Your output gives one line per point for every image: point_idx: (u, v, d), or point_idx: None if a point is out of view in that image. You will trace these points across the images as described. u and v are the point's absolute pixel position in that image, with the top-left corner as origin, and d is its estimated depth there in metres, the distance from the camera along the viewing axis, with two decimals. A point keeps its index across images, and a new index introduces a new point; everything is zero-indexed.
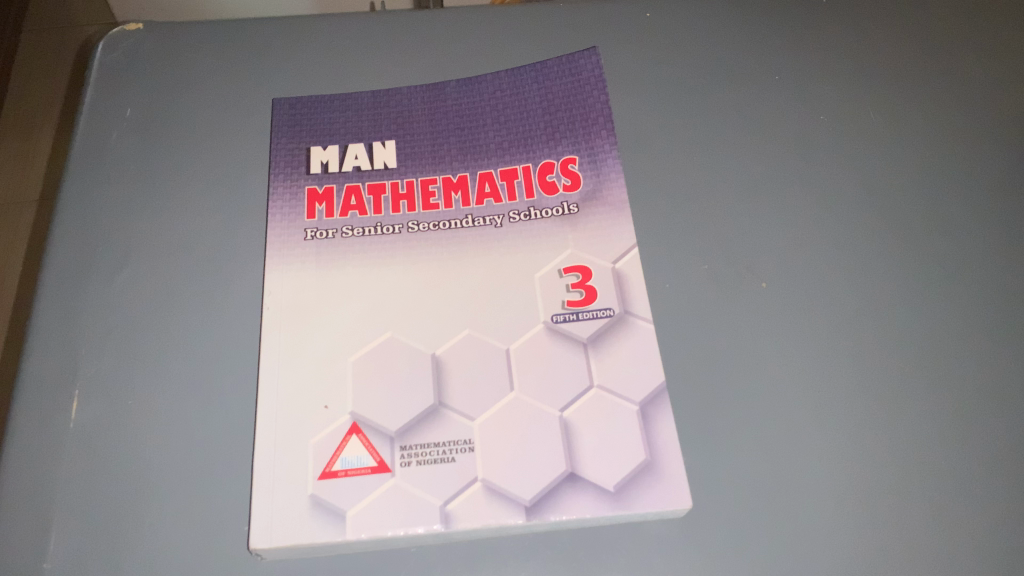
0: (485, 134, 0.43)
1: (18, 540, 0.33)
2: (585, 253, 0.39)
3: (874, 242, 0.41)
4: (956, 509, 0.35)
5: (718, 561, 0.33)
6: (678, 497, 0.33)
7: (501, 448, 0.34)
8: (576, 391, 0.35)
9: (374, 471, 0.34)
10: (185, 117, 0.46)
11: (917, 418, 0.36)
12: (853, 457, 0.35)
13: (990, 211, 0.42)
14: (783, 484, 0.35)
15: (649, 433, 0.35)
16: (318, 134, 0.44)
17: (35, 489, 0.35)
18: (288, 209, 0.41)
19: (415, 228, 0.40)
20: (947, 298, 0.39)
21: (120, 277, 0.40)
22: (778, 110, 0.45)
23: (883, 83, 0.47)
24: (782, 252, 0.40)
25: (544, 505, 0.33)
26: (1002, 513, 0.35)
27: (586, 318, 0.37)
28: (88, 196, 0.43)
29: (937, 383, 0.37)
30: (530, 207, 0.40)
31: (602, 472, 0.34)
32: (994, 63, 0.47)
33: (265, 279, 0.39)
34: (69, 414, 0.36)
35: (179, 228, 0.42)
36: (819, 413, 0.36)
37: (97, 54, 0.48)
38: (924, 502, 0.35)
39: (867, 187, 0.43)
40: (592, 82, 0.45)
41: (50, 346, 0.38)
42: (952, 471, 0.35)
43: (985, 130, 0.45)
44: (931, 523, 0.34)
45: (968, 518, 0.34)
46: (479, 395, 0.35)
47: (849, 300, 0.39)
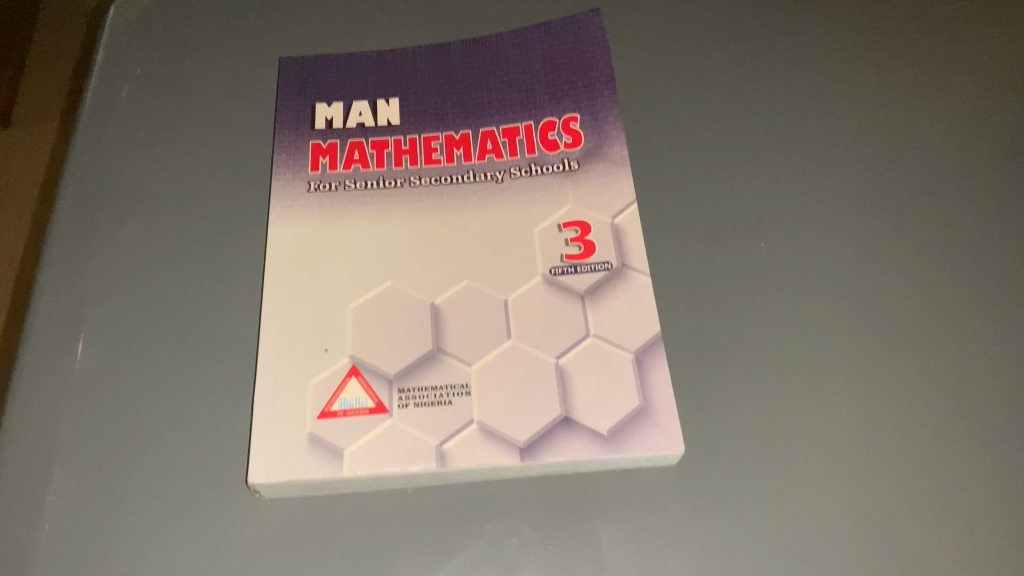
0: (488, 92, 0.43)
1: (23, 475, 0.34)
2: (584, 208, 0.39)
3: (876, 200, 0.41)
4: (953, 459, 0.34)
5: (707, 507, 0.33)
6: (671, 442, 0.33)
7: (497, 392, 0.34)
8: (572, 339, 0.36)
9: (372, 412, 0.34)
10: (191, 75, 0.46)
11: (919, 369, 0.36)
12: (849, 407, 0.35)
13: (996, 169, 0.42)
14: (774, 434, 0.35)
15: (643, 380, 0.35)
16: (323, 90, 0.44)
17: (41, 427, 0.35)
18: (292, 162, 0.42)
19: (417, 182, 0.41)
20: (949, 254, 0.39)
21: (125, 228, 0.41)
22: (780, 76, 0.45)
23: (888, 45, 0.46)
24: (781, 213, 0.41)
25: (538, 446, 0.33)
26: (1000, 463, 0.34)
27: (585, 270, 0.38)
28: (98, 152, 0.44)
29: (940, 335, 0.37)
30: (531, 163, 0.41)
31: (596, 416, 0.34)
32: (1005, 21, 0.47)
33: (269, 229, 0.40)
34: (75, 357, 0.37)
35: (185, 182, 0.42)
36: (814, 365, 0.36)
37: (109, 16, 0.48)
38: (923, 451, 0.34)
39: (870, 146, 0.43)
40: (595, 42, 0.45)
41: (59, 294, 0.39)
42: (955, 420, 0.35)
43: (994, 89, 0.44)
44: (932, 471, 0.34)
45: (971, 467, 0.34)
46: (476, 341, 0.36)
47: (847, 258, 0.39)
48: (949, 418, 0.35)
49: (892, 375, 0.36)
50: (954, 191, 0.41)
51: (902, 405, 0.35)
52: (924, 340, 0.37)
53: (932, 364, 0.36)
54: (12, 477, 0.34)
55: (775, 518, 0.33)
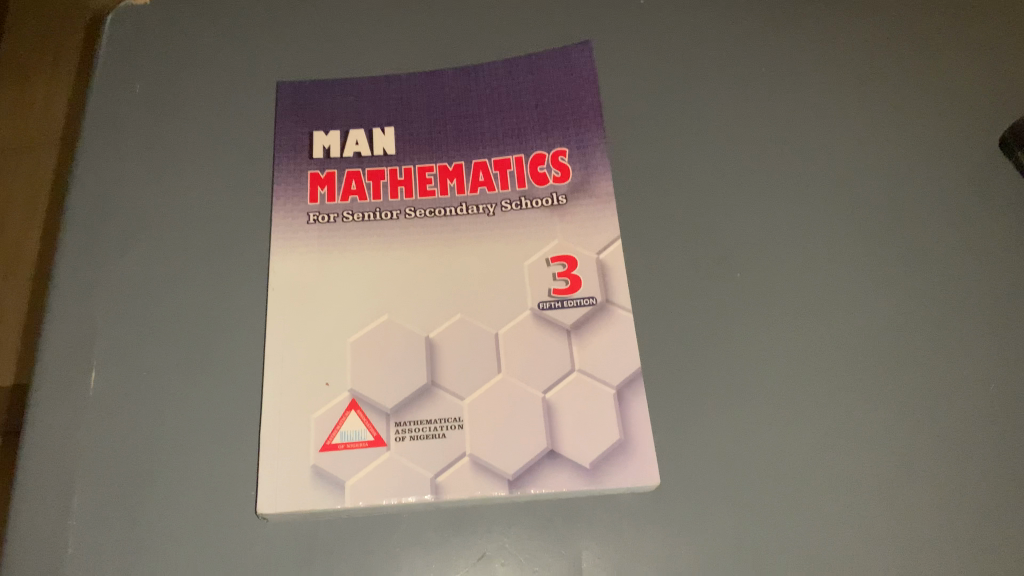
0: (480, 123, 0.45)
1: (43, 498, 0.36)
2: (571, 243, 0.41)
3: (851, 230, 0.43)
4: (913, 487, 0.37)
5: (686, 532, 0.35)
6: (647, 475, 0.36)
7: (488, 425, 0.37)
8: (558, 374, 0.38)
9: (371, 445, 0.37)
10: (191, 94, 0.47)
11: (887, 397, 0.38)
12: (821, 434, 0.38)
13: (963, 203, 0.44)
14: (749, 462, 0.37)
15: (624, 415, 0.38)
16: (320, 118, 0.46)
17: (57, 451, 0.37)
18: (292, 192, 0.43)
19: (412, 214, 0.43)
20: (918, 287, 0.41)
21: (132, 251, 0.42)
22: (763, 103, 0.46)
23: (869, 72, 0.48)
24: (759, 243, 0.42)
25: (526, 479, 0.36)
26: (956, 491, 0.37)
27: (571, 305, 0.40)
28: (100, 173, 0.45)
29: (908, 364, 0.39)
30: (522, 197, 0.43)
31: (579, 450, 0.37)
32: (981, 50, 0.49)
33: (271, 261, 0.41)
34: (88, 383, 0.39)
35: (187, 207, 0.44)
36: (786, 395, 0.38)
37: (106, 31, 0.49)
38: (885, 478, 0.37)
39: (848, 175, 0.44)
40: (584, 75, 0.46)
41: (69, 318, 0.40)
42: (920, 446, 0.37)
43: (965, 124, 0.46)
44: (897, 494, 0.36)
45: (933, 492, 0.36)
46: (468, 376, 0.38)
47: (820, 288, 0.41)
48: (914, 444, 0.37)
49: (862, 403, 0.38)
50: (926, 222, 0.43)
51: (869, 432, 0.38)
52: (893, 368, 0.39)
53: (899, 392, 0.39)
54: (33, 500, 0.36)
55: (750, 539, 0.35)
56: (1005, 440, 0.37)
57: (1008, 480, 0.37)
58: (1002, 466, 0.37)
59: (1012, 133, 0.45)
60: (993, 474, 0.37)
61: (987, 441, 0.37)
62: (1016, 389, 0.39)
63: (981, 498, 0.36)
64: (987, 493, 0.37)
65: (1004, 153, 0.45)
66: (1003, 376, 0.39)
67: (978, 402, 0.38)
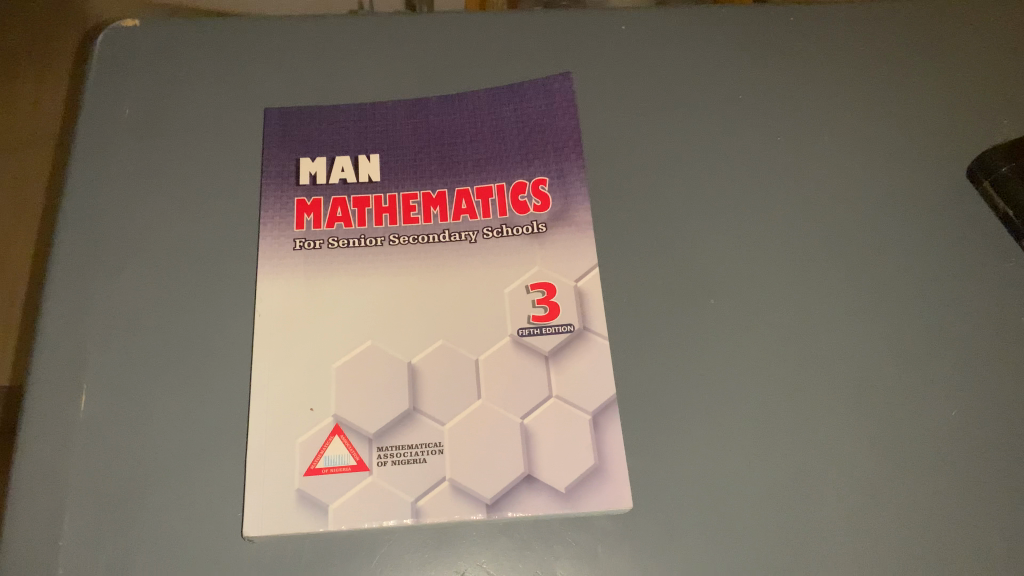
0: (463, 152, 0.46)
1: (33, 520, 0.37)
2: (550, 271, 0.43)
3: (822, 258, 0.44)
4: (879, 511, 0.38)
5: (661, 553, 0.37)
6: (620, 499, 0.38)
7: (467, 450, 0.39)
8: (536, 400, 0.40)
9: (353, 470, 0.38)
10: (182, 115, 0.48)
11: (855, 421, 0.40)
12: (793, 457, 0.39)
13: (929, 231, 0.45)
14: (721, 486, 0.38)
15: (598, 440, 0.39)
16: (307, 145, 0.47)
17: (46, 473, 0.38)
18: (278, 219, 0.44)
19: (396, 241, 0.44)
20: (883, 314, 0.43)
21: (122, 272, 0.43)
22: (737, 133, 0.48)
23: (840, 102, 0.49)
24: (734, 270, 0.44)
25: (503, 503, 0.37)
26: (918, 514, 0.38)
27: (549, 332, 0.41)
28: (91, 194, 0.45)
29: (875, 388, 0.41)
30: (503, 224, 0.44)
31: (555, 475, 0.38)
32: (949, 82, 0.50)
33: (258, 286, 0.42)
34: (79, 405, 0.39)
35: (178, 228, 0.44)
36: (757, 420, 0.40)
37: (95, 51, 0.50)
38: (852, 502, 0.38)
39: (821, 204, 0.46)
40: (564, 106, 0.48)
41: (59, 340, 0.41)
42: (887, 470, 0.39)
43: (929, 154, 0.48)
44: (864, 517, 0.38)
45: (897, 515, 0.38)
46: (448, 401, 0.40)
47: (791, 315, 0.42)
48: (880, 468, 0.39)
49: (829, 429, 0.40)
50: (895, 251, 0.45)
51: (836, 456, 0.39)
52: (860, 393, 0.41)
53: (867, 416, 0.40)
54: (23, 523, 0.36)
55: (724, 560, 0.37)
56: (967, 464, 0.39)
57: (971, 502, 0.38)
58: (964, 489, 0.39)
59: (977, 164, 0.46)
60: (956, 497, 0.38)
61: (951, 464, 0.39)
62: (977, 414, 0.40)
63: (944, 519, 0.38)
64: (952, 515, 0.38)
65: (971, 183, 0.47)
66: (964, 401, 0.41)
67: (938, 427, 0.40)
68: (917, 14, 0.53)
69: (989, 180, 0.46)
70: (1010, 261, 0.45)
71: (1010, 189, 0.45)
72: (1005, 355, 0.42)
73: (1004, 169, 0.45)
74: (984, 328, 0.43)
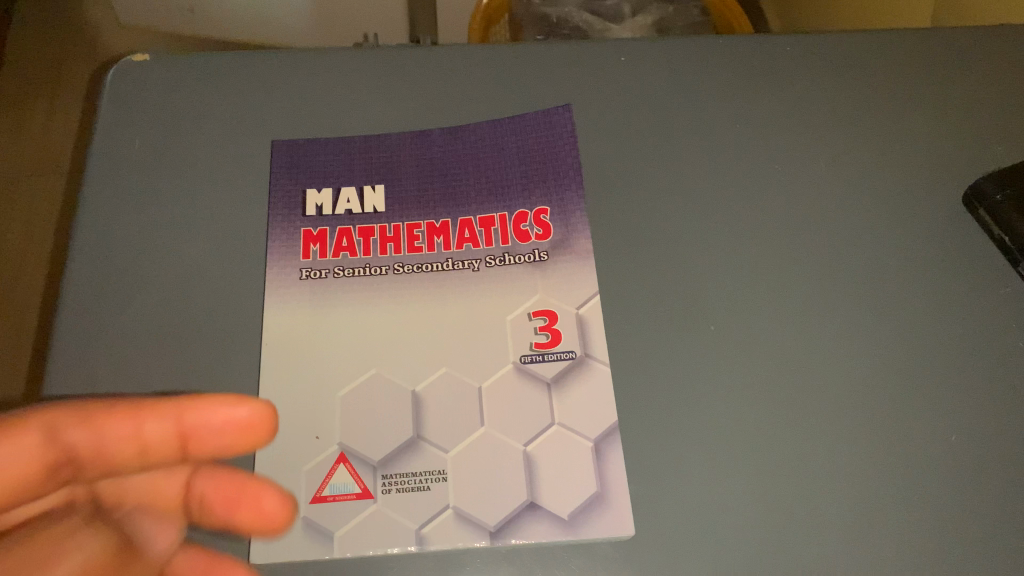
0: (466, 182, 0.47)
1: None
2: (552, 298, 0.44)
3: (820, 284, 0.45)
4: (880, 536, 0.38)
5: None
6: (622, 525, 0.38)
7: (470, 477, 0.39)
8: (539, 427, 0.40)
9: (358, 497, 0.39)
10: (191, 147, 0.49)
11: (856, 446, 0.40)
12: (793, 484, 0.39)
13: (925, 257, 0.46)
14: (723, 512, 0.38)
15: (600, 466, 0.39)
16: (314, 176, 0.48)
17: None
18: (285, 249, 0.45)
19: (400, 270, 0.44)
20: (882, 340, 0.43)
21: (130, 302, 0.44)
22: (736, 160, 0.49)
23: (837, 129, 0.50)
24: (733, 297, 0.44)
25: (506, 530, 0.38)
26: (919, 540, 0.38)
27: (551, 359, 0.42)
28: (100, 225, 0.46)
29: (874, 414, 0.41)
30: (505, 253, 0.45)
31: (558, 502, 0.38)
32: (944, 110, 0.51)
33: (265, 315, 0.43)
34: None
35: (185, 258, 0.45)
36: (758, 446, 0.40)
37: (107, 86, 0.51)
38: (852, 527, 0.38)
39: (818, 231, 0.47)
40: (565, 136, 0.49)
41: (68, 369, 0.41)
42: (888, 495, 0.39)
43: (925, 181, 0.49)
44: (866, 543, 0.38)
45: (898, 540, 0.38)
46: (452, 429, 0.40)
47: (790, 342, 0.43)
48: (880, 493, 0.39)
49: (829, 454, 0.40)
50: (893, 277, 0.45)
51: (837, 482, 0.39)
52: (859, 418, 0.41)
53: (867, 442, 0.40)
54: None
55: None
56: (967, 488, 0.39)
57: (972, 530, 0.38)
58: (965, 514, 0.39)
59: (973, 191, 0.47)
60: (956, 525, 0.38)
61: (950, 489, 0.39)
62: (976, 439, 0.41)
63: (946, 545, 0.38)
64: (953, 542, 0.38)
65: (967, 210, 0.48)
66: (964, 425, 0.41)
67: (939, 451, 0.40)
68: (914, 43, 0.54)
69: (983, 207, 0.46)
70: (1007, 288, 0.45)
71: (1004, 217, 0.45)
72: (1004, 382, 0.42)
73: (998, 198, 0.45)
74: (982, 354, 0.43)
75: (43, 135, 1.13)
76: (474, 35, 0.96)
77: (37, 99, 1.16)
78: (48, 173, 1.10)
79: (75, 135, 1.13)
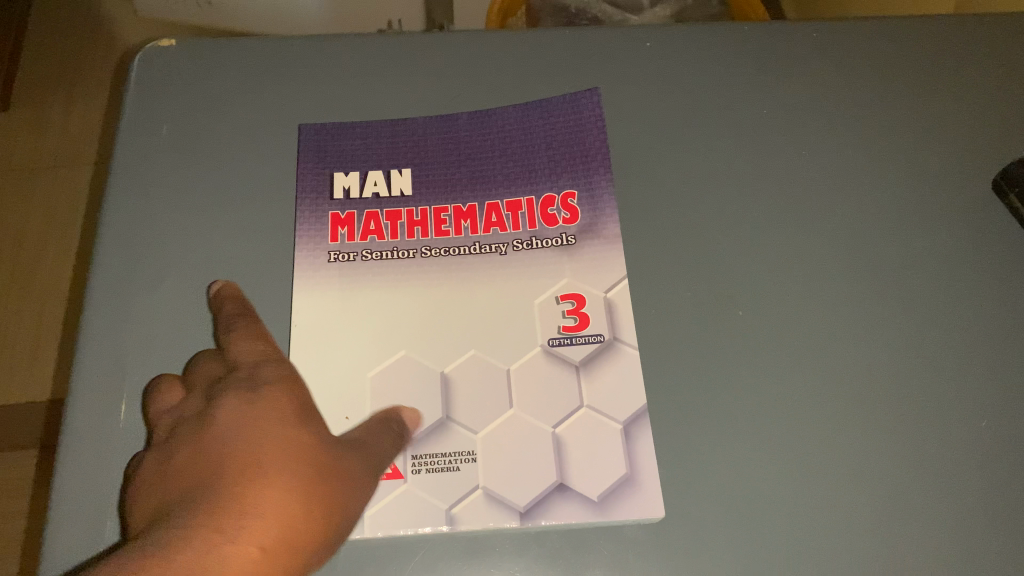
0: (493, 166, 0.47)
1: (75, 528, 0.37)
2: (580, 282, 0.44)
3: (848, 269, 0.45)
4: (909, 521, 0.38)
5: (691, 564, 0.37)
6: (651, 507, 0.38)
7: (500, 458, 0.39)
8: (568, 409, 0.40)
9: (388, 477, 0.39)
10: (218, 132, 0.49)
11: (884, 431, 0.40)
12: (821, 469, 0.39)
13: (954, 243, 0.46)
14: (751, 496, 0.38)
15: (629, 449, 0.39)
16: (341, 160, 0.48)
17: (88, 482, 0.39)
18: (313, 232, 0.45)
19: (428, 253, 0.45)
20: (911, 325, 0.43)
21: (160, 285, 0.44)
22: (763, 146, 0.49)
23: (865, 115, 0.50)
24: (761, 282, 0.44)
25: (536, 511, 0.38)
26: (949, 525, 0.38)
27: (579, 342, 0.42)
28: (130, 209, 0.46)
29: (904, 399, 0.41)
30: (532, 237, 0.45)
31: (587, 484, 0.39)
32: (974, 95, 0.51)
33: (294, 296, 0.43)
34: (119, 415, 0.40)
35: (213, 242, 0.45)
36: (786, 430, 0.40)
37: (134, 70, 0.51)
38: (881, 512, 0.38)
39: (847, 217, 0.46)
40: (592, 121, 0.49)
41: (99, 351, 0.42)
42: (917, 480, 0.39)
43: (954, 167, 0.48)
44: (894, 528, 0.38)
45: (926, 525, 0.38)
46: (481, 410, 0.40)
47: (819, 327, 0.43)
48: (909, 478, 0.39)
49: (858, 439, 0.40)
50: (922, 263, 0.45)
51: (865, 467, 0.39)
52: (888, 404, 0.41)
53: (896, 427, 0.40)
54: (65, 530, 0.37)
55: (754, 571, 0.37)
56: (997, 474, 0.39)
57: (1004, 517, 0.38)
58: (994, 500, 0.39)
59: (1004, 176, 0.46)
60: (988, 511, 0.38)
61: (980, 474, 0.39)
62: (1006, 425, 0.40)
63: (975, 530, 0.38)
64: (984, 529, 0.38)
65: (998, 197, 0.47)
66: (994, 412, 0.41)
67: (969, 437, 0.40)
68: (944, 28, 0.53)
69: (1015, 192, 0.46)
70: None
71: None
72: None
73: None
74: (1013, 341, 0.43)
75: (63, 129, 1.14)
76: (492, 25, 0.96)
77: (58, 93, 1.17)
78: (70, 165, 1.11)
79: (95, 126, 1.14)
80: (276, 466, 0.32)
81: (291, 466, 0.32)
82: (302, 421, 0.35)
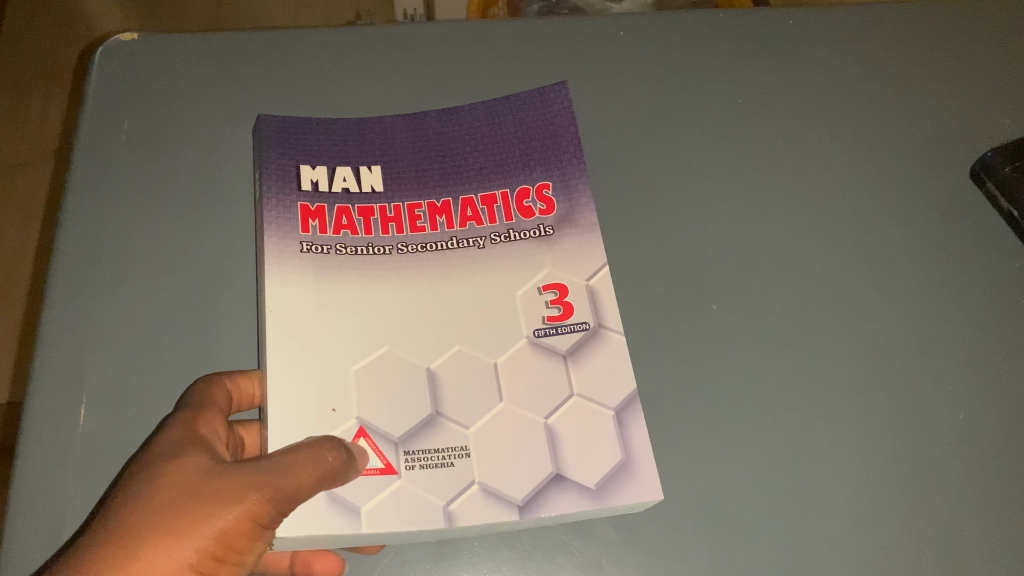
0: (465, 162, 0.46)
1: (28, 541, 0.35)
2: (561, 272, 0.43)
3: (817, 252, 0.46)
4: (885, 495, 0.39)
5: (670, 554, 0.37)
6: (650, 491, 0.37)
7: (494, 452, 0.38)
8: (558, 400, 0.40)
9: (382, 473, 0.37)
10: (179, 128, 0.47)
11: (861, 408, 0.41)
12: (801, 446, 0.40)
13: (915, 226, 0.47)
14: (732, 479, 0.39)
15: (623, 435, 0.39)
16: (307, 152, 0.46)
17: (41, 492, 0.36)
18: (281, 220, 0.43)
19: (404, 249, 0.43)
20: (879, 307, 0.44)
21: (125, 284, 0.42)
22: (733, 133, 0.49)
23: (830, 100, 0.51)
24: (736, 268, 0.45)
25: (534, 504, 0.37)
26: (923, 499, 0.39)
27: (564, 331, 0.41)
28: (87, 206, 0.44)
29: (878, 378, 0.42)
30: (510, 230, 0.44)
31: (585, 472, 0.38)
32: (935, 82, 0.52)
33: (266, 284, 0.41)
34: (77, 420, 0.38)
35: (179, 241, 0.43)
36: (770, 412, 0.40)
37: (95, 64, 0.49)
38: (858, 486, 0.39)
39: (816, 202, 0.47)
40: (562, 114, 0.48)
41: (59, 354, 0.39)
42: (893, 456, 0.40)
43: (917, 151, 0.50)
44: (870, 501, 0.39)
45: (901, 499, 0.39)
46: (471, 405, 0.39)
47: (794, 307, 0.44)
48: (886, 454, 0.40)
49: (836, 416, 0.41)
50: (886, 246, 0.46)
51: (842, 443, 0.40)
52: (864, 382, 0.42)
53: (871, 404, 0.41)
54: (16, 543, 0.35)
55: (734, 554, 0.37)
56: (968, 449, 0.40)
57: (977, 491, 0.39)
58: (968, 474, 0.39)
59: (981, 164, 0.48)
60: (970, 484, 0.39)
61: (953, 449, 0.40)
62: (974, 401, 0.41)
63: (947, 503, 0.39)
64: (965, 502, 0.39)
65: (963, 182, 0.49)
66: (961, 388, 0.42)
67: (940, 413, 0.41)
68: (909, 19, 0.55)
69: (992, 180, 0.47)
70: (1003, 257, 0.46)
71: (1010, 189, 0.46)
72: (998, 347, 0.43)
73: (1007, 170, 0.46)
74: (977, 320, 0.44)
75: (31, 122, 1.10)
76: (472, 16, 0.96)
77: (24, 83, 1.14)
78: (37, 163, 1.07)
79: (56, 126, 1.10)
80: (126, 523, 0.31)
81: (160, 499, 0.32)
82: (181, 457, 0.33)
